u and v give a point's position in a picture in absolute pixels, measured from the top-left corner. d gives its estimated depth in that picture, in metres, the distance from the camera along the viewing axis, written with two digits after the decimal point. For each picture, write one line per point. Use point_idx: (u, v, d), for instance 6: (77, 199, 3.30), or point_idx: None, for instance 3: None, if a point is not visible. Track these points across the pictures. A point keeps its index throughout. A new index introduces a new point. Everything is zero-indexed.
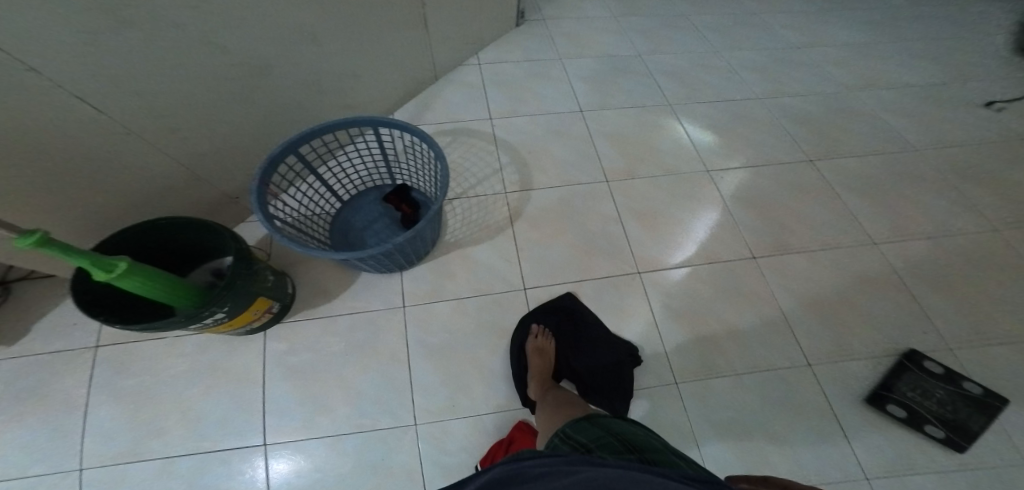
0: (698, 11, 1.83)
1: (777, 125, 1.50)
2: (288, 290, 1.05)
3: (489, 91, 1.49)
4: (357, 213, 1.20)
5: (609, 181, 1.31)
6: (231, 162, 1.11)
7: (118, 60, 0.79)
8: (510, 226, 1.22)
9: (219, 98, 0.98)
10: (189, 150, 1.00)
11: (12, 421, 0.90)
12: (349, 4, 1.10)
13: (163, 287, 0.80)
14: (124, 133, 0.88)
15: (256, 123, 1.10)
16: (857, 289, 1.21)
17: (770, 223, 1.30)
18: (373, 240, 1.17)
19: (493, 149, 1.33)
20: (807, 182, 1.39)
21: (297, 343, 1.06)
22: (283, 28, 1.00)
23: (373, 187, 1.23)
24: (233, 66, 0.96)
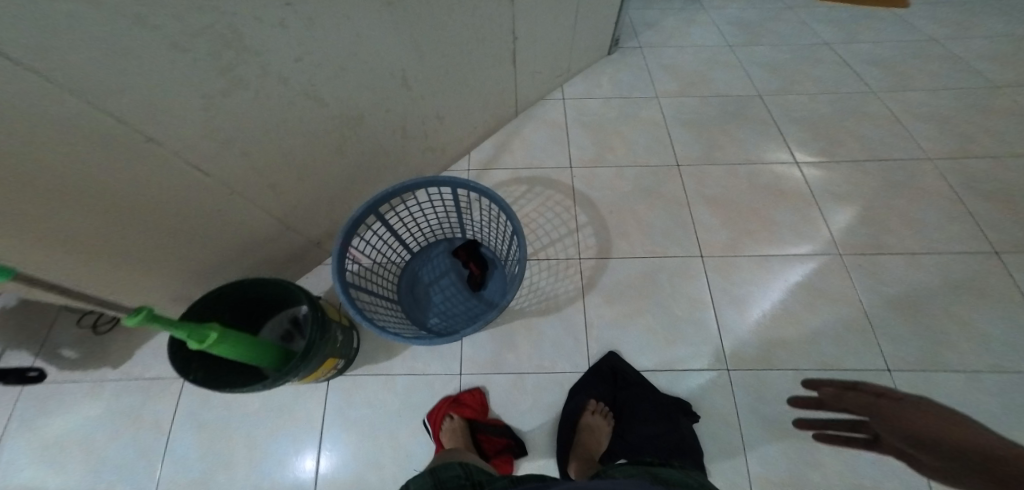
0: (845, 39, 1.52)
1: (948, 199, 1.13)
2: (354, 345, 1.06)
3: (573, 132, 1.32)
4: (425, 265, 1.17)
5: (703, 255, 1.13)
6: (319, 214, 1.11)
7: (228, 121, 0.78)
8: (581, 297, 1.12)
9: (312, 151, 0.97)
10: (285, 209, 1.01)
11: (110, 437, 1.01)
12: (442, 47, 1.04)
13: (249, 350, 0.83)
14: (230, 194, 0.88)
15: (346, 173, 1.08)
16: None
17: (922, 333, 0.96)
18: (440, 297, 1.13)
19: (571, 205, 1.22)
20: (986, 282, 1.00)
21: (356, 395, 1.06)
22: (375, 77, 0.96)
23: (443, 238, 1.19)
24: (329, 119, 0.94)
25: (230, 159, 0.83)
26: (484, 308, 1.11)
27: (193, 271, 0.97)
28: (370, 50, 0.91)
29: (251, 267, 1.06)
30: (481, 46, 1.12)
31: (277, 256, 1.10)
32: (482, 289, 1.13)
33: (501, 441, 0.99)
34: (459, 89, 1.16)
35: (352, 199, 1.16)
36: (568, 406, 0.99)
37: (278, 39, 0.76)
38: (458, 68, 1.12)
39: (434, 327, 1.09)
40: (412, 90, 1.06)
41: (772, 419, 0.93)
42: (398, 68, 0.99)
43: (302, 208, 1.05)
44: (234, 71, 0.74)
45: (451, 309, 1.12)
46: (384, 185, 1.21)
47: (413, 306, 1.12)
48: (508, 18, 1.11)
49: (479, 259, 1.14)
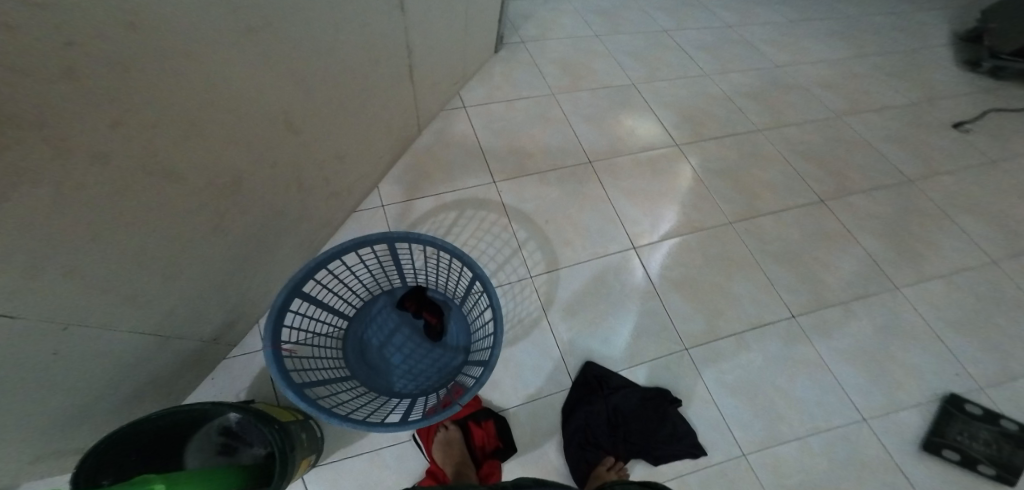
0: (679, 25, 1.77)
1: (784, 163, 1.43)
2: (318, 434, 0.89)
3: (486, 142, 1.30)
4: (370, 326, 1.08)
5: (635, 246, 1.21)
6: (209, 301, 0.84)
7: (37, 229, 0.47)
8: (545, 315, 1.09)
9: (197, 228, 0.70)
10: (160, 314, 0.74)
11: None
12: (337, 64, 0.82)
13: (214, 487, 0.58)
14: (63, 327, 0.57)
15: (248, 237, 0.84)
16: (892, 339, 1.11)
17: (803, 278, 1.20)
18: (399, 357, 1.06)
19: (507, 222, 1.18)
20: (825, 226, 1.30)
21: (342, 484, 0.90)
22: (263, 121, 0.72)
23: (382, 293, 1.11)
24: (212, 184, 0.68)
25: (52, 281, 0.52)
26: (452, 356, 1.07)
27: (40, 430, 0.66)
28: (248, 94, 0.66)
29: (132, 390, 0.78)
30: (374, 70, 0.92)
31: (163, 365, 0.82)
32: (444, 336, 1.08)
33: (493, 443, 0.96)
34: (358, 120, 0.96)
35: (253, 269, 0.91)
36: (571, 441, 0.96)
37: (100, 117, 0.48)
38: (356, 94, 0.91)
39: (404, 391, 1.02)
40: (303, 133, 0.82)
41: (733, 383, 1.04)
42: (280, 111, 0.74)
43: (183, 304, 0.78)
44: (49, 168, 0.45)
45: (416, 365, 1.06)
46: (289, 243, 0.97)
47: (372, 376, 1.03)
48: (399, 32, 0.94)
49: (431, 305, 1.09)
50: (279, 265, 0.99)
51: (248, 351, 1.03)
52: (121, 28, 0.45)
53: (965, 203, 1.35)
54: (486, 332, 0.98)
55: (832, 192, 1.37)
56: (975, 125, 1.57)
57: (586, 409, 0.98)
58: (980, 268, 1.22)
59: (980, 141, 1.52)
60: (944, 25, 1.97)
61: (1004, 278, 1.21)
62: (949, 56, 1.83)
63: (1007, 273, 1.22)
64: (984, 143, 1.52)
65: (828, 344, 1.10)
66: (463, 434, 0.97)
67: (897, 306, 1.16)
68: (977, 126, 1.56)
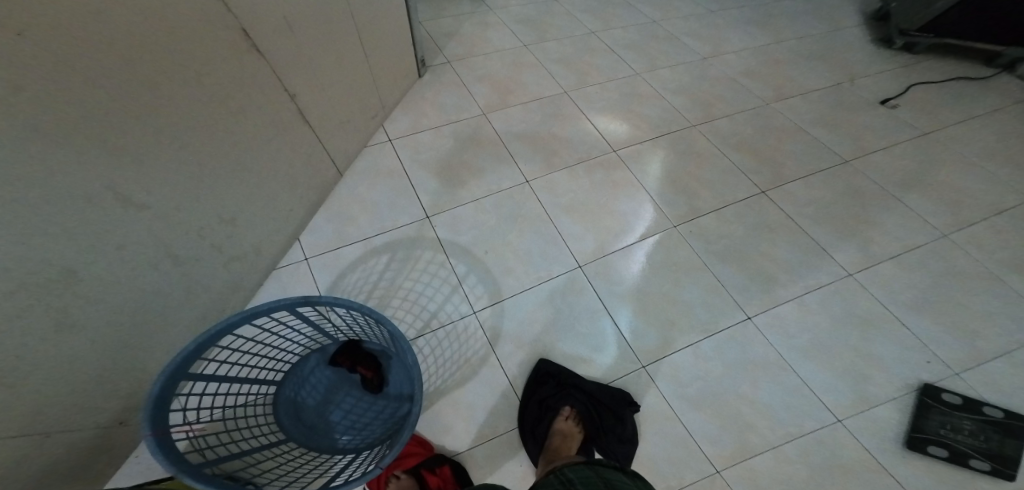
0: (603, 27, 1.74)
1: (723, 158, 1.40)
2: None
3: (414, 175, 1.20)
4: (302, 387, 0.95)
5: (582, 264, 1.13)
6: (92, 395, 0.70)
7: None
8: (492, 353, 0.99)
9: (24, 320, 0.56)
10: (13, 422, 0.59)
11: None
12: (191, 108, 0.71)
13: None
14: None
15: (117, 320, 0.70)
16: (853, 329, 1.07)
17: (757, 275, 1.15)
18: (339, 413, 0.94)
19: (443, 258, 1.08)
20: (773, 218, 1.26)
21: None
22: (93, 183, 0.60)
23: (313, 349, 0.97)
24: (30, 267, 0.55)
25: None
26: (396, 405, 0.94)
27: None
28: (51, 157, 0.54)
29: None
30: (245, 112, 0.82)
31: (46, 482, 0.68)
32: (384, 387, 0.95)
33: None
34: (239, 170, 0.84)
35: (146, 349, 0.78)
36: (527, 416, 0.92)
37: None
38: (227, 140, 0.80)
39: (347, 450, 0.89)
40: (156, 199, 0.70)
41: (697, 397, 0.97)
42: (111, 172, 0.62)
43: (50, 407, 0.63)
44: None
45: (360, 419, 0.93)
46: (184, 317, 0.84)
47: (310, 439, 0.90)
48: (268, 71, 0.84)
49: (367, 359, 0.95)
50: (177, 342, 0.85)
51: None
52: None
53: (901, 179, 1.36)
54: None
55: (773, 181, 1.35)
56: (901, 101, 1.60)
57: (535, 400, 0.93)
58: (927, 244, 1.21)
59: (909, 117, 1.54)
60: (856, 6, 2.03)
61: (952, 252, 1.20)
62: (865, 36, 1.88)
63: (954, 246, 1.21)
64: (913, 118, 1.54)
65: (788, 342, 1.05)
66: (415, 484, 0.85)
67: (854, 293, 1.12)
68: (903, 102, 1.60)
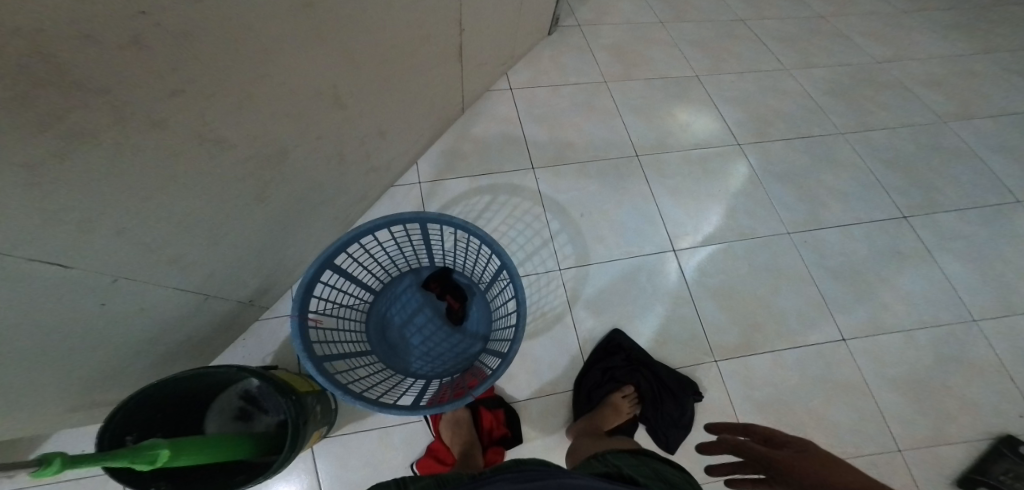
0: (756, 14, 1.62)
1: (863, 171, 1.28)
2: (332, 407, 0.90)
3: (528, 130, 1.29)
4: (391, 303, 0.96)
5: (675, 248, 1.15)
6: (257, 264, 0.88)
7: (96, 192, 0.49)
8: (569, 311, 1.07)
9: (240, 194, 0.72)
10: (200, 274, 0.75)
11: None
12: (391, 40, 0.84)
13: (208, 449, 0.66)
14: (113, 281, 0.61)
15: (290, 207, 0.87)
16: (954, 372, 1.04)
17: (863, 297, 1.11)
18: (418, 338, 0.95)
19: (541, 212, 1.17)
20: (905, 245, 1.17)
21: (349, 461, 0.92)
22: (317, 93, 0.73)
23: (408, 269, 0.99)
24: (256, 154, 0.69)
25: (104, 239, 0.55)
26: (470, 342, 0.95)
27: (81, 391, 0.71)
28: (296, 88, 0.68)
29: (174, 345, 0.81)
30: (422, 48, 0.94)
31: (206, 330, 0.87)
32: (464, 321, 0.96)
33: (501, 430, 0.96)
34: (398, 98, 0.98)
35: (297, 239, 0.96)
36: (586, 380, 0.99)
37: (162, 85, 0.48)
38: (397, 74, 0.92)
39: (420, 375, 0.91)
40: (351, 107, 0.84)
41: (762, 401, 0.99)
42: (332, 86, 0.76)
43: (221, 269, 0.79)
44: (111, 136, 0.47)
45: (435, 348, 0.95)
46: (327, 216, 1.02)
47: (389, 353, 0.92)
48: (453, 8, 0.95)
49: (455, 288, 0.96)
50: (318, 236, 1.03)
51: (279, 314, 1.03)
52: (178, 8, 0.44)
53: None
54: (507, 331, 0.88)
55: (918, 206, 1.23)
56: None
57: (603, 368, 1.00)
58: None
59: None
60: None
61: None
62: None
63: None
64: None
65: (879, 370, 1.04)
66: (472, 416, 0.95)
67: (968, 339, 1.07)
68: None
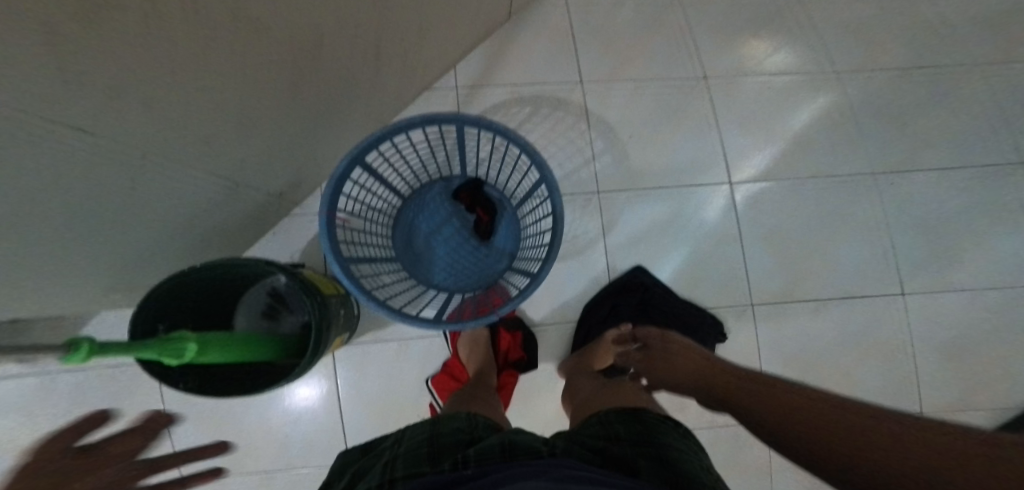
0: None
1: (981, 110, 1.09)
2: (355, 313, 0.91)
3: (580, 39, 1.13)
4: (418, 210, 0.93)
5: (732, 182, 1.04)
6: (285, 157, 0.85)
7: (147, 82, 0.45)
8: (602, 237, 1.01)
9: (275, 85, 0.66)
10: (230, 163, 0.73)
11: (103, 432, 0.94)
12: None
13: (229, 351, 0.69)
14: (149, 165, 0.59)
15: (322, 102, 0.81)
16: (999, 343, 1.02)
17: (943, 255, 1.02)
18: (444, 249, 0.93)
19: (585, 129, 1.07)
20: (1005, 197, 1.05)
21: (366, 367, 0.96)
22: None
23: (438, 176, 0.94)
24: (299, 43, 0.62)
25: (149, 125, 0.52)
26: (496, 259, 0.92)
27: (117, 267, 0.74)
28: None
29: (207, 230, 0.82)
30: None
31: (236, 219, 0.87)
32: (492, 237, 0.93)
33: (517, 354, 0.96)
34: None
35: (326, 135, 0.92)
36: (592, 315, 0.96)
37: None
38: None
39: (442, 287, 0.91)
40: None
41: (792, 354, 0.99)
42: None
43: (250, 159, 0.76)
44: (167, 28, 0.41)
45: (459, 262, 0.93)
46: (358, 116, 0.96)
47: (412, 261, 0.91)
48: None
49: (485, 201, 0.92)
50: (349, 135, 0.99)
51: (308, 213, 1.04)
52: None
53: None
54: (538, 254, 0.85)
55: None
56: None
57: (610, 304, 0.96)
58: None
59: None
60: None
61: None
62: None
63: None
64: None
65: (927, 334, 1.01)
66: (490, 336, 0.95)
67: None
68: None
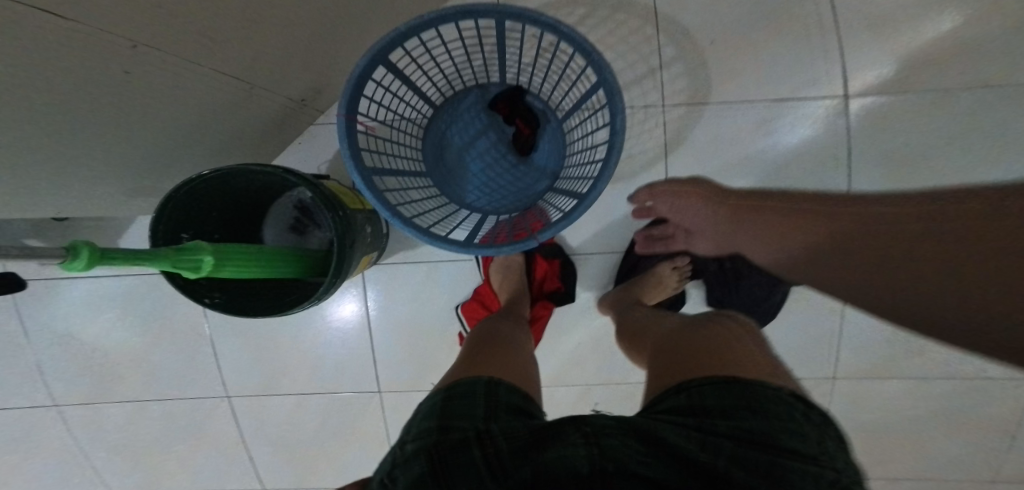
0: None
1: None
2: (384, 232, 0.86)
3: None
4: (451, 122, 0.83)
5: (844, 95, 0.86)
6: (306, 58, 0.76)
7: None
8: (665, 159, 0.90)
9: None
10: (246, 61, 0.64)
11: (150, 340, 0.96)
12: None
13: (255, 266, 0.63)
14: (157, 61, 0.51)
15: None
16: None
17: None
18: (478, 166, 0.83)
19: (652, 33, 0.88)
20: None
21: (396, 289, 0.93)
22: None
23: (474, 84, 0.83)
24: None
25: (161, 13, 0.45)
26: (536, 178, 0.83)
27: (137, 170, 0.70)
28: None
29: (227, 135, 0.77)
30: None
31: (257, 125, 0.81)
32: (532, 153, 0.83)
33: (553, 284, 0.91)
34: None
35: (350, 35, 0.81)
36: (640, 248, 0.89)
37: None
38: None
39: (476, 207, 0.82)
40: None
41: None
42: None
43: (268, 57, 0.67)
44: None
45: (495, 180, 0.83)
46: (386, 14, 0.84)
47: (443, 177, 0.83)
48: None
49: (527, 112, 0.80)
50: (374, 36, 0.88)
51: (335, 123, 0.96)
52: None
53: None
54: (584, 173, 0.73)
55: None
56: None
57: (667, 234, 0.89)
58: None
59: None
60: None
61: None
62: None
63: None
64: None
65: None
66: (526, 262, 0.90)
67: None
68: None
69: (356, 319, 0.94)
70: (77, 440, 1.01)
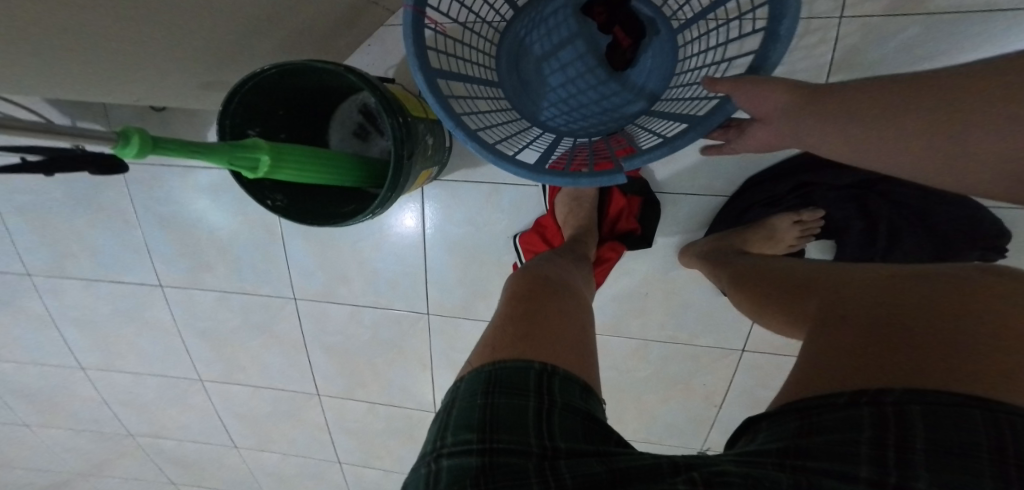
0: None
1: None
2: (446, 146, 0.81)
3: None
4: (533, 28, 0.73)
5: None
6: None
7: None
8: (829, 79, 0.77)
9: None
10: None
11: (231, 234, 1.01)
12: None
13: (315, 170, 0.59)
14: None
15: None
16: None
17: None
18: (558, 79, 0.73)
19: None
20: None
21: (456, 210, 0.89)
22: None
23: None
24: None
25: None
26: (629, 98, 0.72)
27: (210, 60, 0.68)
28: None
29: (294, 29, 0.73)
30: None
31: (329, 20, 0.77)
32: (629, 69, 0.72)
33: (628, 225, 0.82)
34: None
35: None
36: (755, 194, 0.78)
37: None
38: None
39: (552, 127, 0.73)
40: None
41: None
42: None
43: None
44: None
45: (577, 97, 0.73)
46: None
47: (518, 91, 0.74)
48: None
49: (631, 18, 0.69)
50: None
51: None
52: None
53: None
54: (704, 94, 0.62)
55: None
56: None
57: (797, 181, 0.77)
58: None
59: None
60: None
61: None
62: None
63: None
64: None
65: None
66: (600, 196, 0.82)
67: None
68: None
69: (413, 236, 0.92)
70: (174, 318, 1.12)
